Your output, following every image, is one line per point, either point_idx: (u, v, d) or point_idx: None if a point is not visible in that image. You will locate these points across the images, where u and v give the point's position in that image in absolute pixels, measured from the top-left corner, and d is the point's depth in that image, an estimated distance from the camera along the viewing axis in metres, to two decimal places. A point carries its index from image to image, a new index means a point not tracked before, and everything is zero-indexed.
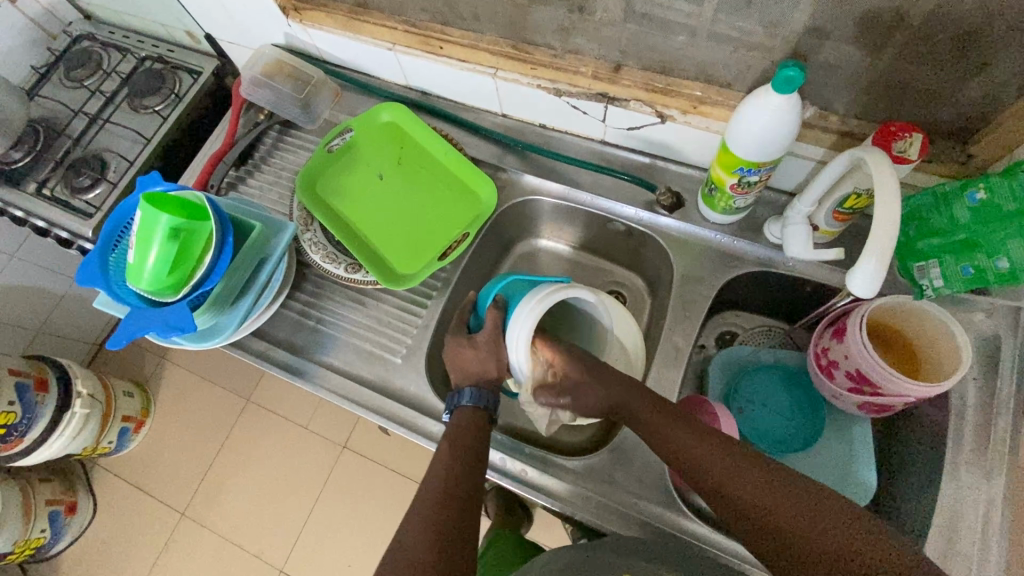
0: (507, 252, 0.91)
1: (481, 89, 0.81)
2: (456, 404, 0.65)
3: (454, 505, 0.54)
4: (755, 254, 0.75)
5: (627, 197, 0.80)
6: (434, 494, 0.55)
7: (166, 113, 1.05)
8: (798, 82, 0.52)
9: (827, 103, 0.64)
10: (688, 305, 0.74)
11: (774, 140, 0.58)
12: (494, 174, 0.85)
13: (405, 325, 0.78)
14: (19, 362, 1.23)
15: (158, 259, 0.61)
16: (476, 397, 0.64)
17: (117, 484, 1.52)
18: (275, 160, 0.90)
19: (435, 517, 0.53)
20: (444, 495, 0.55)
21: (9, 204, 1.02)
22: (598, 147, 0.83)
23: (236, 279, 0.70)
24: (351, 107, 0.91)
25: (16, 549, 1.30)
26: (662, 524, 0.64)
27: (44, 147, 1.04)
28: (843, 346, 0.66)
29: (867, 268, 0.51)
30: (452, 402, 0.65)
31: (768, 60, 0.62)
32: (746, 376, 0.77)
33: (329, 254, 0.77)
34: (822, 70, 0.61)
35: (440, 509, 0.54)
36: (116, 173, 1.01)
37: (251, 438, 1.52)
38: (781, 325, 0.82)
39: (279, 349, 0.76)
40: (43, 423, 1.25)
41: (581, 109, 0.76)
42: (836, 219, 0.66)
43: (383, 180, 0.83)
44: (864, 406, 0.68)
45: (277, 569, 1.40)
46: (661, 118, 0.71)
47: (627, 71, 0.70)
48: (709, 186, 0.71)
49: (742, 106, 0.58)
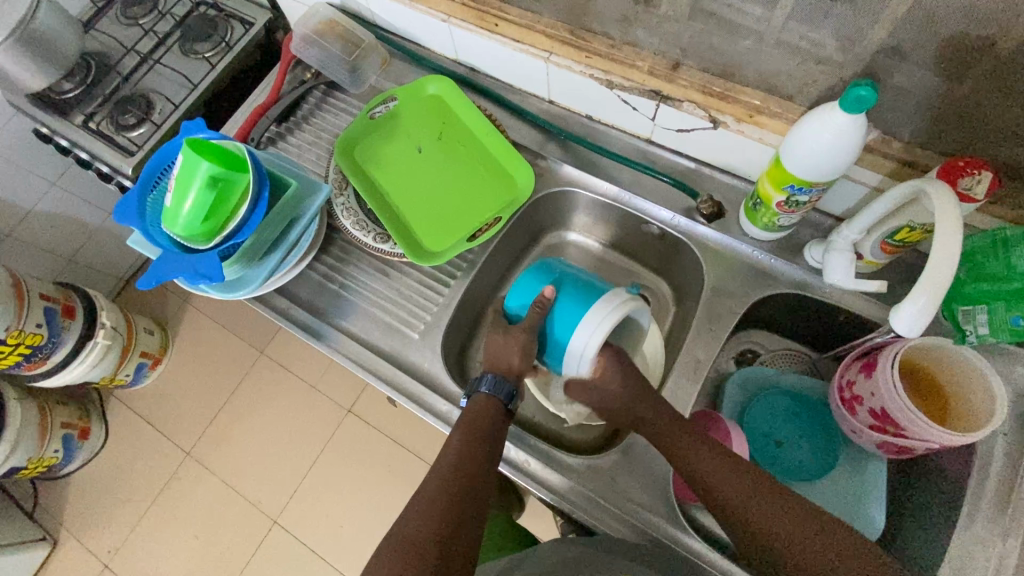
0: (536, 241, 0.90)
1: (531, 72, 0.79)
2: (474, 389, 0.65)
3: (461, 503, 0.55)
4: (791, 274, 0.72)
5: (666, 200, 0.78)
6: (437, 489, 0.56)
7: (215, 61, 1.05)
8: (869, 103, 0.49)
9: (892, 128, 0.61)
10: (714, 318, 0.72)
11: (832, 161, 0.56)
12: (534, 161, 0.84)
13: (426, 301, 0.77)
14: (49, 287, 1.27)
15: (195, 206, 0.61)
16: (495, 385, 0.64)
17: (129, 417, 1.57)
18: (317, 120, 0.89)
19: (435, 511, 0.54)
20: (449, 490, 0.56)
21: (55, 132, 1.04)
22: (643, 145, 0.81)
23: (268, 235, 0.70)
24: (397, 76, 0.90)
25: (29, 464, 1.35)
26: (659, 533, 0.64)
27: (95, 81, 1.05)
28: (870, 382, 0.64)
29: (915, 308, 0.49)
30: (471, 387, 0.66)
31: (836, 76, 0.59)
32: (761, 398, 0.75)
33: (358, 222, 0.77)
34: (892, 92, 0.58)
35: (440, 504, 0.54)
36: (160, 115, 1.02)
37: (260, 390, 1.55)
38: (807, 351, 0.80)
39: (300, 308, 0.77)
40: (67, 348, 1.29)
41: (632, 104, 0.74)
42: (884, 251, 0.63)
43: (422, 153, 0.82)
44: (883, 446, 0.65)
45: (272, 519, 1.44)
46: (713, 124, 0.69)
47: (686, 70, 0.68)
48: (754, 199, 0.69)
49: (804, 121, 0.56)
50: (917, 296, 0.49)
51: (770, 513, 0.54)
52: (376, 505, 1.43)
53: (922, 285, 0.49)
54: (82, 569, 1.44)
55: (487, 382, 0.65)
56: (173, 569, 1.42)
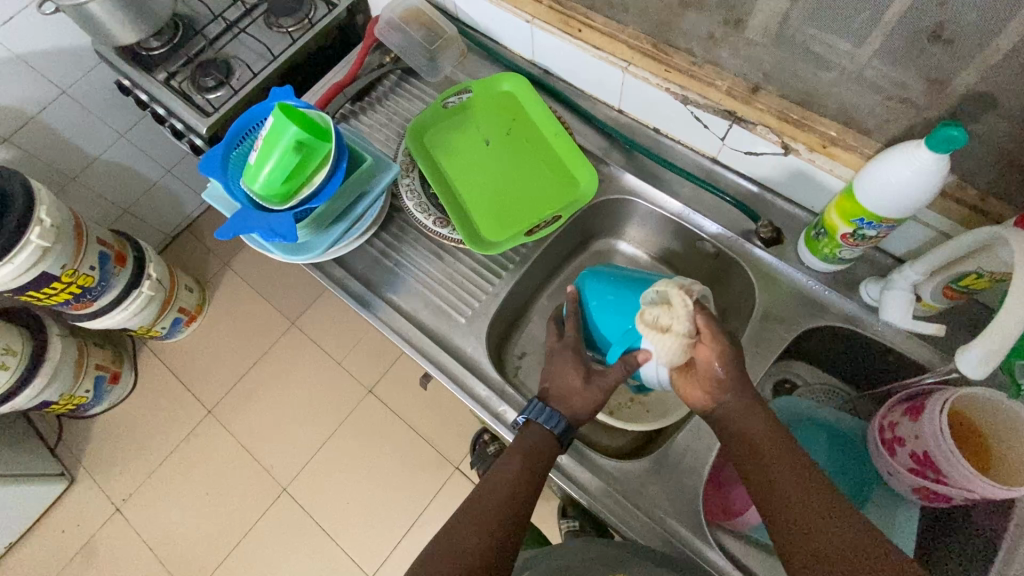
0: (586, 246, 0.91)
1: (607, 80, 0.81)
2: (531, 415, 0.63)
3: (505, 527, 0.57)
4: (842, 308, 0.72)
5: (724, 220, 0.79)
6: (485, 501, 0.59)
7: (296, 36, 1.09)
8: (958, 144, 0.49)
9: (970, 175, 0.61)
10: (760, 342, 0.73)
11: (907, 198, 0.56)
12: (596, 166, 0.85)
13: (476, 289, 0.79)
14: (106, 233, 1.32)
15: (278, 166, 0.64)
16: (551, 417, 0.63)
17: (159, 368, 1.62)
18: (390, 102, 0.92)
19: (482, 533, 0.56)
20: (496, 506, 0.58)
21: (138, 85, 1.09)
22: (707, 163, 0.81)
23: (337, 204, 0.73)
24: (472, 70, 0.93)
25: (61, 401, 1.40)
26: (684, 545, 0.64)
27: (181, 42, 1.10)
28: (916, 424, 0.63)
29: (973, 357, 0.51)
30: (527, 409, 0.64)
31: (919, 117, 0.59)
32: (797, 429, 0.75)
33: (421, 204, 0.80)
34: (976, 139, 0.58)
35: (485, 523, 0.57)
36: (239, 81, 1.07)
37: (287, 360, 1.59)
38: (845, 387, 0.79)
39: (355, 279, 0.79)
40: (113, 293, 1.34)
41: (704, 122, 0.75)
42: (945, 295, 0.63)
43: (489, 147, 0.84)
44: (918, 492, 0.64)
45: (281, 487, 1.46)
46: (785, 149, 0.70)
47: (764, 95, 0.68)
48: (818, 229, 0.69)
49: (883, 156, 0.56)
50: (967, 346, 0.52)
51: (820, 513, 0.53)
52: (385, 487, 1.44)
53: (980, 338, 0.51)
54: (94, 509, 1.48)
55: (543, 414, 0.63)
56: (181, 522, 1.45)
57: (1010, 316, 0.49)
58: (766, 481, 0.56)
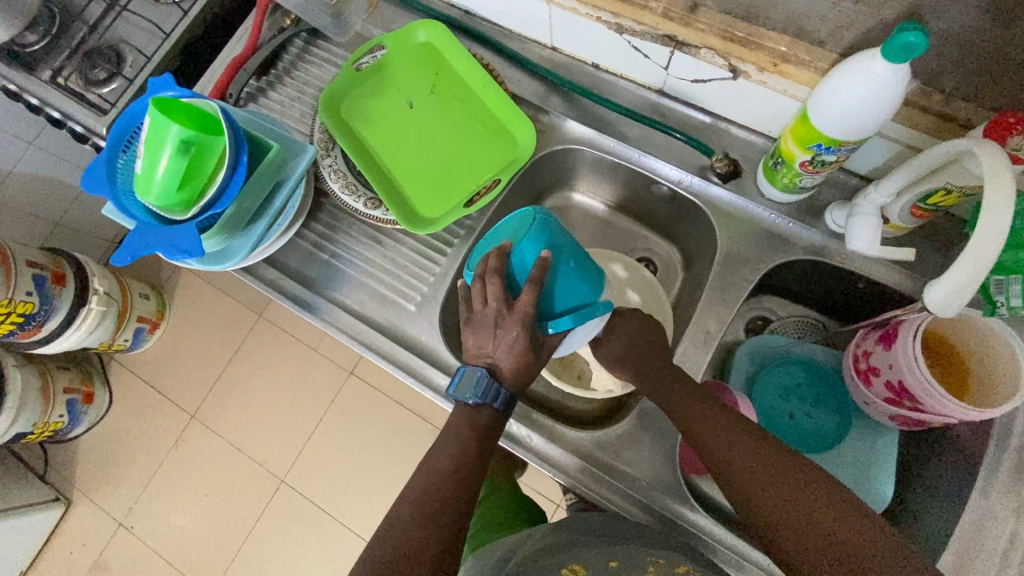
0: (537, 204, 0.85)
1: (532, 15, 0.72)
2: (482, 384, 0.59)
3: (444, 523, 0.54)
4: (809, 240, 0.68)
5: (677, 158, 0.72)
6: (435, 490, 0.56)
7: (187, 7, 0.97)
8: (918, 51, 0.43)
9: (934, 77, 0.54)
10: (726, 287, 0.68)
11: (866, 117, 0.50)
12: (535, 116, 0.77)
13: (422, 271, 0.73)
14: (36, 253, 1.23)
15: (167, 174, 0.56)
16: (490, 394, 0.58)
17: (132, 381, 1.57)
18: (299, 72, 0.82)
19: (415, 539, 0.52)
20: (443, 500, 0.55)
21: (22, 89, 0.96)
22: (653, 97, 0.74)
23: (251, 202, 0.66)
24: (385, 21, 0.82)
25: (36, 430, 1.36)
26: (663, 508, 0.63)
27: (60, 31, 0.97)
28: (889, 354, 0.61)
29: (956, 281, 0.45)
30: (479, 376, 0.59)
31: (876, 18, 0.52)
32: (771, 368, 0.72)
33: (348, 185, 0.72)
34: (939, 36, 0.51)
35: (427, 519, 0.54)
36: (132, 69, 0.95)
37: (261, 353, 1.54)
38: (820, 318, 0.76)
39: (291, 280, 0.73)
40: (61, 315, 1.26)
41: (643, 51, 0.67)
42: (913, 215, 0.59)
43: (413, 109, 0.76)
44: (896, 419, 0.63)
45: (278, 479, 1.46)
46: (733, 73, 0.63)
47: (705, 12, 0.60)
48: (775, 158, 0.63)
49: (838, 71, 0.50)
50: (939, 278, 0.46)
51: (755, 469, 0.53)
52: (382, 464, 1.45)
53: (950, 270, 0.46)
54: (97, 527, 1.48)
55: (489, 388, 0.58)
56: (187, 527, 1.46)
57: (985, 238, 0.43)
58: (715, 452, 0.55)
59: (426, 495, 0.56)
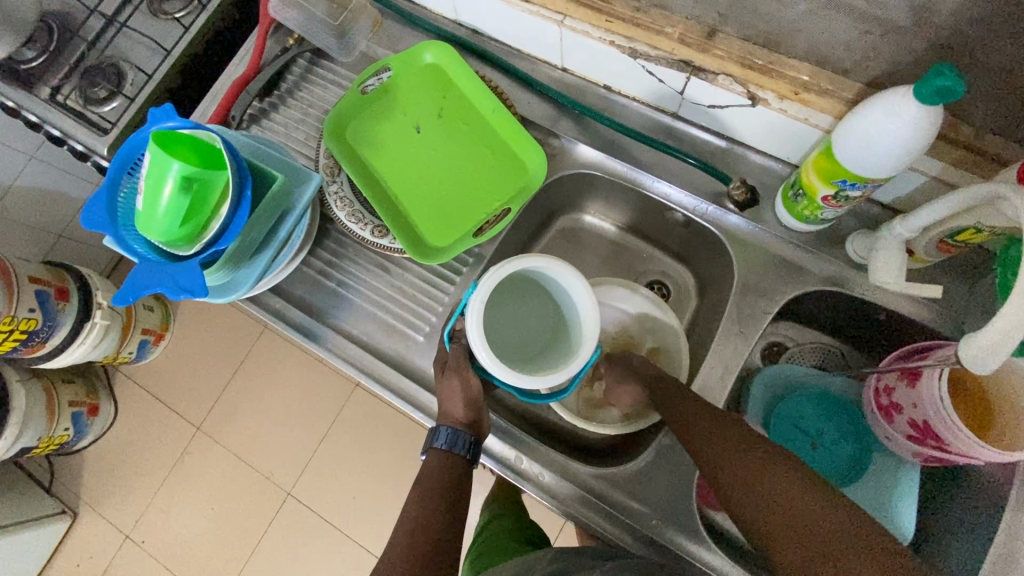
0: (547, 226, 0.83)
1: (542, 36, 0.70)
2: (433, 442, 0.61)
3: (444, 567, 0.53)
4: (829, 269, 0.66)
5: (692, 184, 0.70)
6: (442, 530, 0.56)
7: (188, 22, 0.95)
8: (954, 94, 0.41)
9: (964, 109, 0.52)
10: (743, 318, 0.67)
11: (895, 156, 0.48)
12: (545, 139, 0.75)
13: (430, 299, 0.72)
14: (39, 269, 1.22)
15: (169, 210, 0.55)
16: (451, 439, 0.60)
17: (137, 392, 1.56)
18: (303, 93, 0.80)
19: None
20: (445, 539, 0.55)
21: (21, 107, 0.94)
22: (667, 120, 0.72)
23: (255, 235, 0.64)
24: (390, 41, 0.80)
25: (41, 444, 1.35)
26: (678, 547, 0.61)
27: (59, 48, 0.95)
28: (914, 393, 0.59)
29: (993, 335, 0.44)
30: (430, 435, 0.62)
31: (904, 49, 0.50)
32: (788, 398, 0.71)
33: (354, 213, 0.70)
34: (970, 70, 0.49)
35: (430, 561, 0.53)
36: (133, 87, 0.93)
37: (266, 364, 1.54)
38: (839, 345, 0.74)
39: (295, 309, 0.72)
40: (65, 330, 1.25)
41: (657, 76, 0.65)
42: (940, 249, 0.57)
43: (420, 134, 0.74)
44: (920, 456, 0.61)
45: (285, 492, 1.45)
46: (752, 100, 0.61)
47: (723, 39, 0.58)
48: (795, 190, 0.61)
49: (865, 108, 0.48)
50: (974, 332, 0.45)
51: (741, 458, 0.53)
52: (388, 477, 1.44)
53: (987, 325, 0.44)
54: (104, 540, 1.48)
55: (444, 437, 0.60)
56: (194, 539, 1.46)
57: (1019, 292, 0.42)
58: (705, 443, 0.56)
59: (429, 535, 0.55)
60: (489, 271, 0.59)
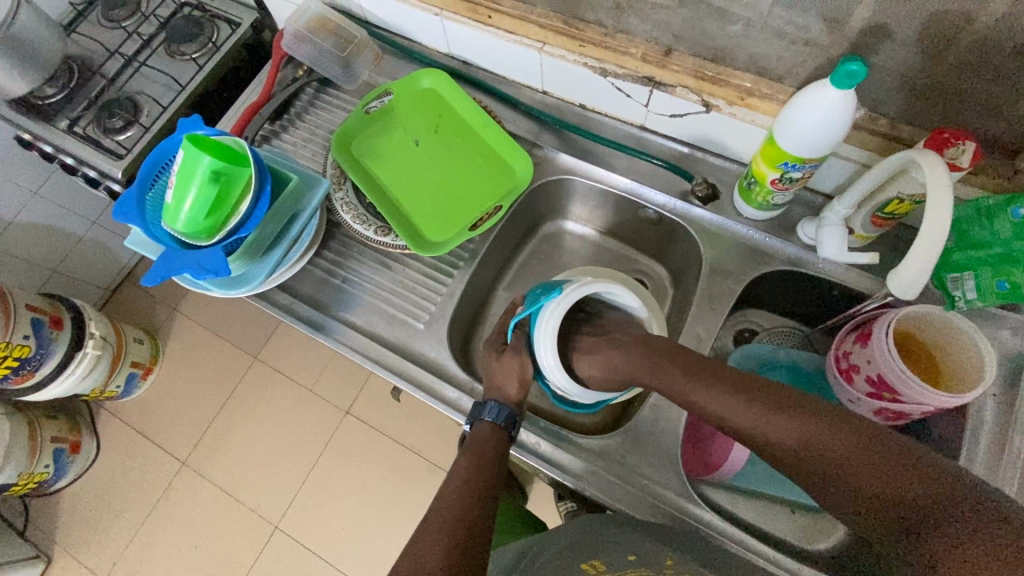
0: (534, 231, 0.91)
1: (525, 63, 0.81)
2: (478, 416, 0.65)
3: (472, 530, 0.54)
4: (785, 252, 0.75)
5: (661, 185, 0.80)
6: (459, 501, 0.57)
7: (202, 62, 1.04)
8: (860, 78, 0.51)
9: (878, 105, 0.63)
10: (714, 297, 0.74)
11: (825, 136, 0.58)
12: (530, 151, 0.85)
13: (429, 292, 0.78)
14: (35, 298, 1.24)
15: (197, 201, 0.61)
16: (496, 412, 0.65)
17: (120, 429, 1.53)
18: (311, 116, 0.89)
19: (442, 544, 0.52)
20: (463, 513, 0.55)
21: (39, 137, 1.01)
22: (636, 132, 0.82)
23: (269, 230, 0.70)
24: (390, 72, 0.91)
25: (20, 481, 1.31)
26: (672, 507, 0.65)
27: (79, 85, 1.03)
28: (867, 350, 0.66)
29: (914, 266, 0.53)
30: (473, 413, 0.66)
31: (823, 57, 0.61)
32: (761, 373, 0.77)
33: (359, 215, 0.77)
34: (877, 72, 0.60)
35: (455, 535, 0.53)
36: (148, 117, 1.01)
37: (255, 394, 1.53)
38: (800, 326, 0.82)
39: (303, 304, 0.77)
40: (56, 360, 1.26)
41: (625, 91, 0.76)
42: (873, 225, 0.66)
43: (419, 146, 0.82)
44: (880, 414, 0.67)
45: (272, 525, 1.42)
46: (706, 107, 0.71)
47: (678, 56, 0.69)
48: (748, 179, 0.71)
49: (795, 100, 0.58)
50: (900, 267, 0.54)
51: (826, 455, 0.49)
52: (381, 505, 1.42)
53: (909, 258, 0.53)
54: None
55: (489, 409, 0.65)
56: None
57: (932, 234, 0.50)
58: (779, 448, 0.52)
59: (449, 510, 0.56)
60: (571, 286, 0.68)
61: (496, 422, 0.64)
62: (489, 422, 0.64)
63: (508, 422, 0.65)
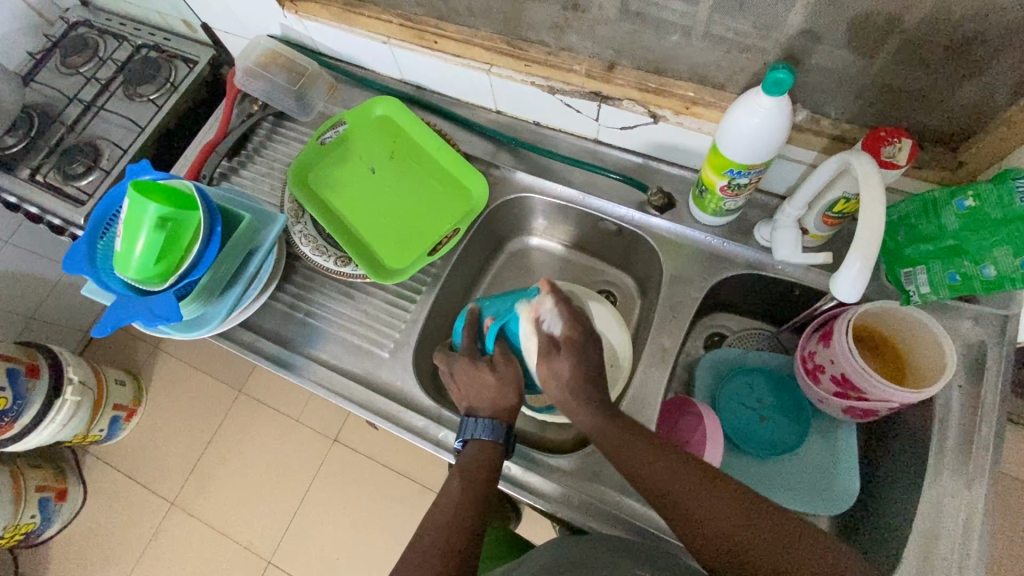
0: (499, 250, 0.91)
1: (475, 85, 0.81)
2: (473, 435, 0.61)
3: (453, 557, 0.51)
4: (744, 256, 0.75)
5: (618, 196, 0.80)
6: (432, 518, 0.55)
7: (161, 102, 1.04)
8: (787, 85, 0.52)
9: (820, 107, 0.64)
10: (676, 306, 0.74)
11: (765, 141, 0.58)
12: (488, 171, 0.85)
13: (394, 319, 0.77)
14: (10, 347, 1.22)
15: (146, 248, 0.61)
16: (495, 429, 0.61)
17: (106, 473, 1.51)
18: (269, 151, 0.89)
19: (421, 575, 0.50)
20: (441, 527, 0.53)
21: (1, 188, 1.00)
22: (591, 146, 0.83)
23: (224, 270, 0.69)
24: (345, 100, 0.91)
25: (6, 534, 1.30)
26: (645, 523, 0.65)
27: (38, 133, 1.03)
28: (829, 350, 0.66)
29: (847, 279, 0.53)
30: (464, 431, 0.62)
31: (760, 62, 0.61)
32: (733, 377, 0.77)
33: (318, 247, 0.78)
34: (813, 73, 0.60)
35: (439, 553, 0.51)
36: (109, 161, 1.01)
37: (242, 429, 1.51)
38: (768, 327, 0.82)
39: (267, 340, 0.76)
40: (34, 410, 1.24)
41: (575, 108, 0.76)
42: (825, 224, 0.67)
43: (375, 174, 0.82)
44: (849, 412, 0.67)
45: (265, 561, 1.39)
46: (653, 118, 0.71)
47: (621, 70, 0.70)
48: (700, 187, 0.71)
49: (733, 108, 0.58)
50: (839, 270, 0.53)
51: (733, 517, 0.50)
52: (373, 532, 1.40)
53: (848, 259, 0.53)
54: None
55: (485, 427, 0.60)
56: None
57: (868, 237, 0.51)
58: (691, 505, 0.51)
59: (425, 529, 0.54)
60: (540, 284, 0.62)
61: (494, 439, 0.61)
62: (488, 440, 0.60)
63: (506, 435, 0.61)
